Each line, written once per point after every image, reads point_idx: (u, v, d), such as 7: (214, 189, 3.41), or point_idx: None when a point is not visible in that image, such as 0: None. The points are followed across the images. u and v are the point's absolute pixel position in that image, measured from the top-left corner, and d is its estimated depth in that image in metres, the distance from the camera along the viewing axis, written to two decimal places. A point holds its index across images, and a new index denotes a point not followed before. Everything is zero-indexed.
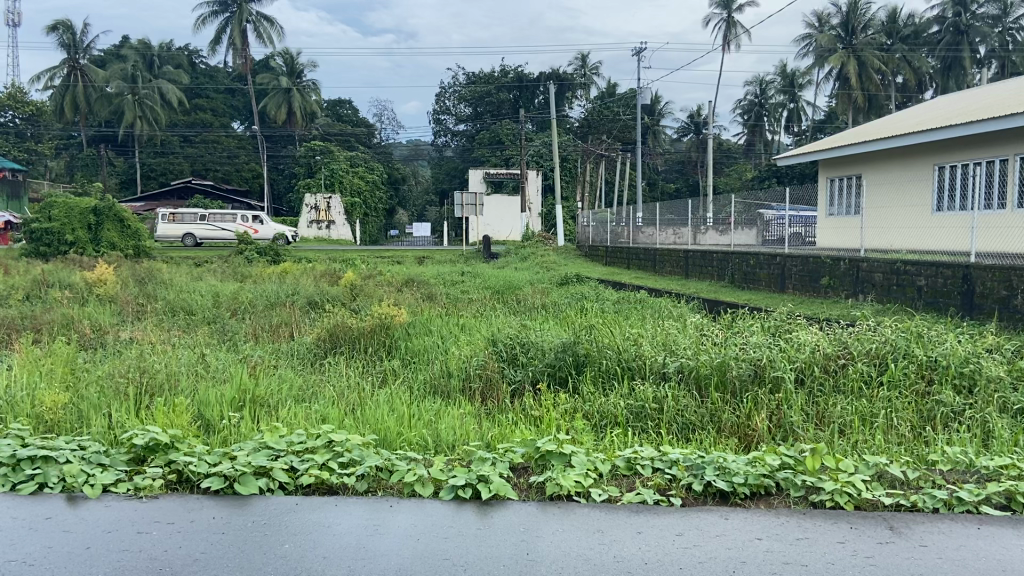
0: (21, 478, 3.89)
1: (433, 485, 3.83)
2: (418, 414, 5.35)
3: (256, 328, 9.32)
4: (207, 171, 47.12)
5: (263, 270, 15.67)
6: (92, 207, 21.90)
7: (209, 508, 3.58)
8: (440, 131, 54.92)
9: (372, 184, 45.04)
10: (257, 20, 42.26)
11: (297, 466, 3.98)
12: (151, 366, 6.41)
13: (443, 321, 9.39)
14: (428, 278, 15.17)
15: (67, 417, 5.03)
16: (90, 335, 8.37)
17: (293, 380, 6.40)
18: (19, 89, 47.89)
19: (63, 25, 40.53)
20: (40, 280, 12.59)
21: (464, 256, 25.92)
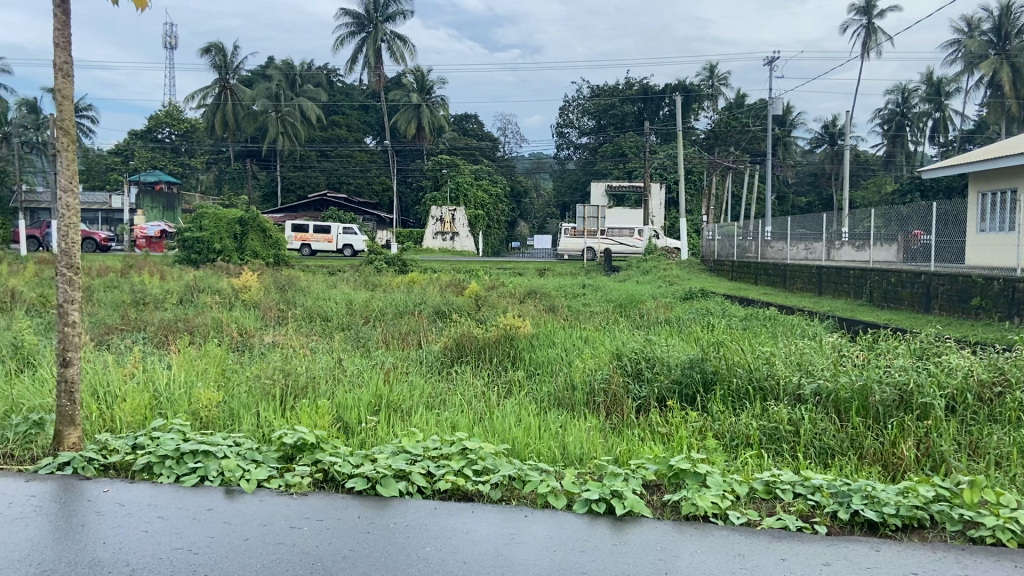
0: (185, 471, 4.19)
1: (567, 497, 3.86)
2: (546, 425, 5.40)
3: (386, 335, 9.67)
4: (341, 184, 49.35)
5: (394, 279, 16.27)
6: (239, 218, 23.44)
7: (354, 508, 3.76)
8: (563, 144, 55.13)
9: (495, 197, 45.98)
10: (392, 39, 43.98)
11: (434, 471, 4.12)
12: (293, 368, 6.79)
13: (567, 333, 9.42)
14: (551, 290, 15.20)
15: (220, 416, 5.40)
16: (238, 338, 8.97)
17: (423, 388, 6.60)
18: (177, 108, 51.92)
19: (217, 47, 43.43)
20: (194, 285, 13.59)
21: (585, 269, 25.98)
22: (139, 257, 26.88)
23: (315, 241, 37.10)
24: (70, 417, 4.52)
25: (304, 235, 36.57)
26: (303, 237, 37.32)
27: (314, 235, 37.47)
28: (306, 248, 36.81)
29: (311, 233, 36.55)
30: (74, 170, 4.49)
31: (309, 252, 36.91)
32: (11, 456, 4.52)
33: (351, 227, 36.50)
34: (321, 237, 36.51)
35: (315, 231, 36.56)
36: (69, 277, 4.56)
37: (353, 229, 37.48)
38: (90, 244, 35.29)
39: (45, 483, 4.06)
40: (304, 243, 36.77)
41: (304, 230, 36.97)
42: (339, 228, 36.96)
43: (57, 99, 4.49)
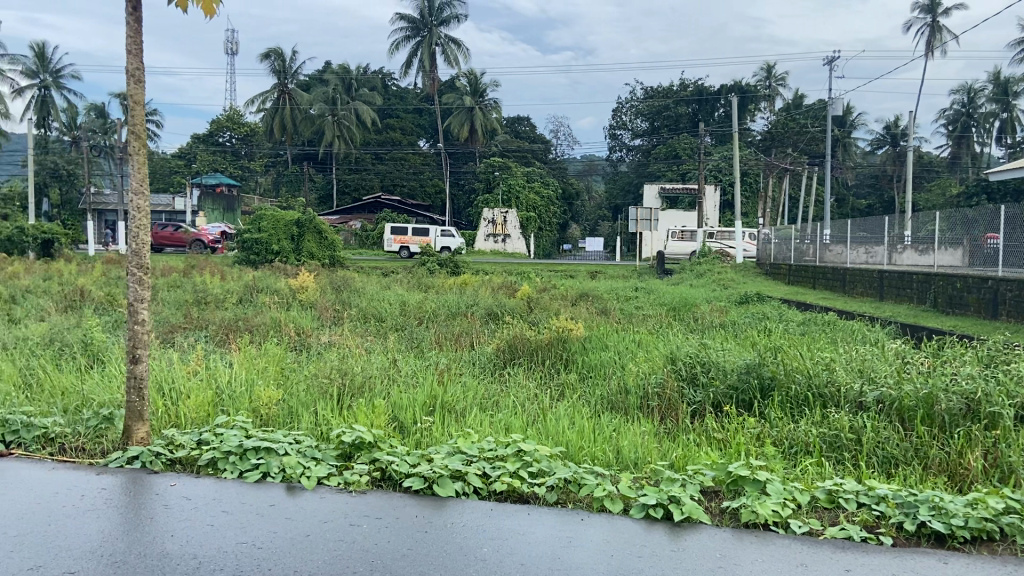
0: (248, 467, 4.29)
1: (623, 502, 3.84)
2: (600, 429, 5.38)
3: (440, 336, 9.75)
4: (395, 187, 49.99)
5: (446, 281, 16.40)
6: (296, 220, 23.88)
7: (411, 507, 3.81)
8: (615, 146, 54.85)
9: (547, 199, 46.02)
10: (446, 42, 44.37)
11: (489, 472, 4.14)
12: (349, 368, 6.89)
13: (621, 336, 9.37)
14: (602, 293, 15.15)
15: (280, 413, 5.52)
16: (296, 338, 9.15)
17: (477, 389, 6.64)
18: (237, 112, 53.13)
19: (276, 52, 44.36)
20: (252, 285, 13.92)
21: (637, 272, 25.79)
22: (202, 257, 27.71)
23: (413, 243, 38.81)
24: (138, 413, 4.67)
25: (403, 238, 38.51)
26: (401, 239, 39.34)
27: (412, 237, 39.43)
28: (404, 250, 38.76)
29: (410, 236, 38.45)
30: (144, 173, 4.63)
31: (406, 254, 38.83)
32: (82, 449, 4.68)
33: (447, 230, 38.24)
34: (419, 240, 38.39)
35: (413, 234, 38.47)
36: (139, 277, 4.69)
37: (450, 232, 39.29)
38: (200, 245, 36.94)
39: (115, 476, 4.20)
40: (403, 245, 38.76)
41: (402, 232, 38.98)
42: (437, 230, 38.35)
43: (130, 105, 4.63)
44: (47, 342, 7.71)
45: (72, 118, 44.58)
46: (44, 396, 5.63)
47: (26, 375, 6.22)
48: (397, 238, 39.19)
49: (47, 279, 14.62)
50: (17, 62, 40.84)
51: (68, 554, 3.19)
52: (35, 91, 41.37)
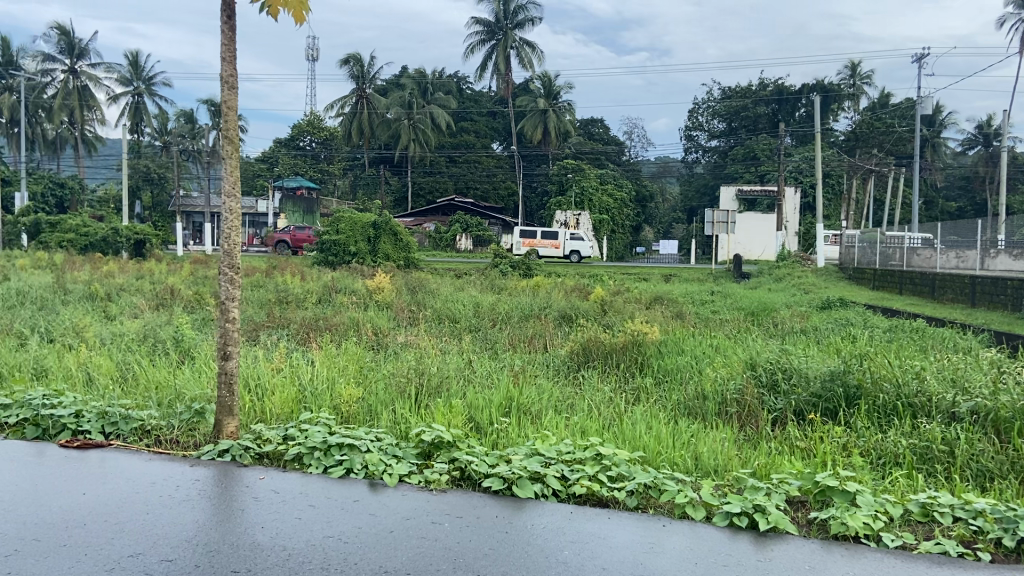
0: (332, 463, 4.40)
1: (705, 509, 3.78)
2: (677, 434, 5.30)
3: (514, 338, 9.78)
4: (468, 189, 50.59)
5: (518, 283, 16.42)
6: (372, 222, 24.28)
7: (491, 507, 3.84)
8: (690, 148, 54.06)
9: (620, 201, 45.76)
10: (521, 45, 44.56)
11: (568, 475, 4.13)
12: (426, 368, 6.98)
13: (698, 341, 9.21)
14: (678, 296, 14.94)
15: (361, 412, 5.64)
16: (373, 337, 9.32)
17: (552, 392, 6.62)
18: (317, 117, 54.37)
19: (354, 58, 45.32)
20: (330, 286, 14.23)
21: (714, 276, 25.34)
22: (284, 258, 28.53)
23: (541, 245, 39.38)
24: (229, 407, 4.85)
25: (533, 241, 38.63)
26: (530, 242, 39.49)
27: (540, 240, 39.55)
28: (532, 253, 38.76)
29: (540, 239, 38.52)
30: (236, 177, 4.82)
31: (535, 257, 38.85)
32: (176, 442, 4.87)
33: (577, 235, 38.12)
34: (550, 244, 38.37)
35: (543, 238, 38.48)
36: (230, 277, 4.87)
37: (582, 236, 39.26)
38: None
39: (207, 468, 4.37)
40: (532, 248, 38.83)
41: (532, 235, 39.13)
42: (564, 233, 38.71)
43: (223, 110, 4.81)
44: (142, 339, 8.06)
45: (163, 123, 46.58)
46: (140, 391, 5.90)
47: (123, 369, 6.52)
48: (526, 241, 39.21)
49: (138, 278, 15.14)
50: (112, 70, 42.83)
51: (167, 541, 3.31)
52: (129, 98, 43.31)
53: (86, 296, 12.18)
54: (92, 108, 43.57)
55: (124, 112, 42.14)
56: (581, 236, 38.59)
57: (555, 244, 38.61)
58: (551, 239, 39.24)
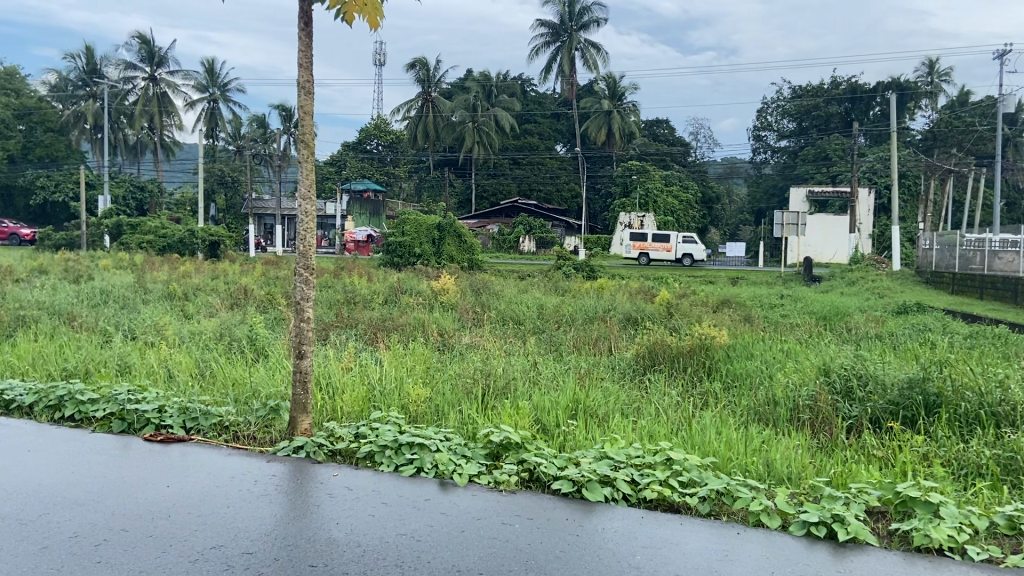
0: (403, 461, 4.46)
1: (780, 518, 3.69)
2: (748, 439, 5.20)
3: (578, 340, 9.74)
4: (532, 192, 50.78)
5: (583, 285, 16.33)
6: (437, 224, 24.50)
7: (562, 509, 3.83)
8: (759, 148, 53.09)
9: (686, 203, 45.16)
10: (586, 47, 44.41)
11: (638, 479, 4.10)
12: (492, 369, 7.01)
13: (768, 345, 9.01)
14: (746, 299, 14.66)
15: (428, 411, 5.70)
16: (439, 338, 9.42)
17: (619, 395, 6.57)
18: (383, 121, 54.73)
19: (420, 62, 46.09)
20: (396, 287, 14.44)
21: (783, 279, 24.75)
22: (352, 259, 28.99)
23: (653, 249, 38.02)
24: (303, 405, 4.97)
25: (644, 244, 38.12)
26: (641, 246, 38.95)
27: (651, 243, 39.02)
28: (644, 257, 38.18)
29: (651, 241, 37.97)
30: (312, 181, 4.93)
31: (647, 261, 38.27)
32: (253, 437, 5.01)
33: (689, 236, 37.41)
34: (662, 246, 37.82)
35: (654, 241, 37.92)
36: (306, 277, 4.97)
37: (693, 238, 38.66)
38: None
39: (283, 465, 4.48)
40: (643, 251, 38.29)
41: (643, 238, 38.60)
42: (677, 236, 37.33)
43: (300, 115, 4.92)
44: (218, 338, 8.32)
45: (236, 128, 48.02)
46: (217, 387, 6.09)
47: (202, 366, 6.76)
48: (637, 245, 38.71)
49: (213, 279, 15.58)
50: (189, 78, 44.37)
51: (246, 535, 3.40)
52: (205, 104, 44.83)
53: (165, 296, 12.66)
54: (170, 115, 45.15)
55: (200, 118, 43.59)
56: (692, 237, 38.04)
57: (666, 246, 37.91)
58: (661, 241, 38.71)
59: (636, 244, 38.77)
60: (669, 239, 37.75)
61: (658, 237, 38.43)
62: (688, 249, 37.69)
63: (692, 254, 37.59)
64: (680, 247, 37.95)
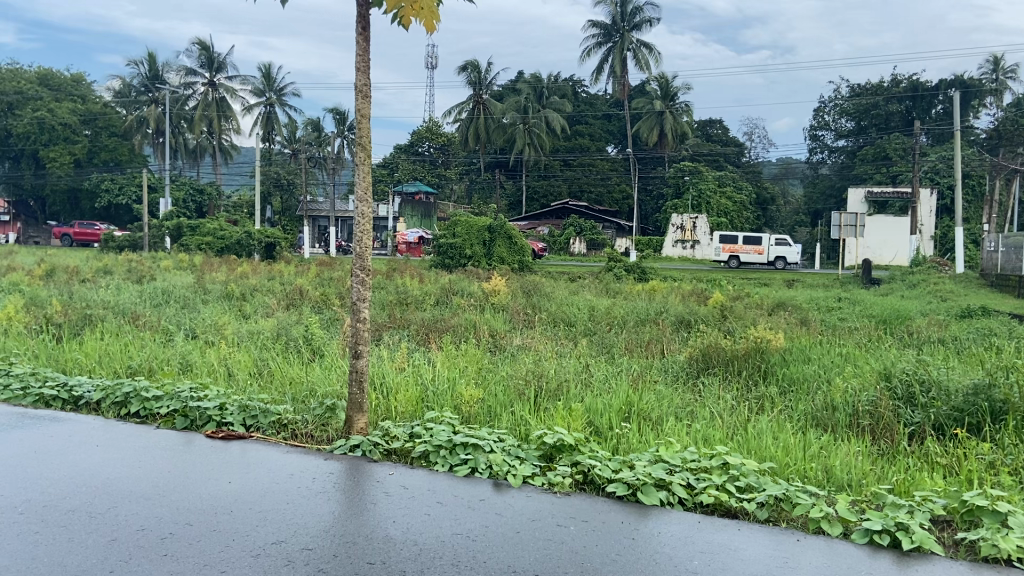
0: (457, 461, 4.49)
1: (841, 525, 3.60)
2: (806, 445, 5.08)
3: (630, 342, 9.67)
4: (583, 193, 50.64)
5: (634, 288, 16.24)
6: (488, 225, 24.68)
7: (616, 512, 3.81)
8: (816, 148, 52.09)
9: (739, 205, 44.41)
10: (638, 47, 44.10)
11: (694, 483, 4.04)
12: (544, 371, 7.00)
13: (825, 349, 8.80)
14: (801, 302, 14.41)
15: (481, 412, 5.72)
16: (490, 339, 9.45)
17: (672, 398, 6.49)
18: (435, 123, 55.05)
19: (472, 65, 46.80)
20: (448, 288, 14.58)
21: (840, 282, 24.21)
22: (405, 259, 29.29)
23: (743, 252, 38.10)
24: (358, 404, 5.03)
25: (734, 246, 38.04)
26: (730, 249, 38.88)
27: (738, 247, 38.99)
28: (733, 259, 38.11)
29: (743, 244, 37.96)
30: (368, 182, 4.99)
31: (737, 264, 38.21)
32: (311, 435, 5.11)
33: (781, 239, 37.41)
34: (753, 249, 37.80)
35: (745, 243, 37.87)
36: (362, 278, 5.05)
37: (782, 241, 38.58)
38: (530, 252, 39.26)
39: (340, 463, 4.55)
40: (733, 254, 38.19)
41: (732, 241, 38.45)
42: (769, 239, 37.47)
43: (357, 119, 5.00)
44: (276, 337, 8.48)
45: (292, 132, 48.91)
46: (274, 387, 6.20)
47: (260, 365, 6.92)
48: (726, 247, 38.72)
49: (271, 279, 15.98)
50: (247, 82, 45.34)
51: (305, 531, 3.46)
52: (262, 109, 45.84)
53: (224, 296, 13.01)
54: (229, 119, 46.25)
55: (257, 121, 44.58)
56: (783, 242, 38.09)
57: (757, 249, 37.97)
58: (750, 244, 38.69)
59: (725, 247, 38.67)
60: (761, 242, 37.79)
61: (747, 241, 38.41)
62: (781, 252, 37.73)
63: (784, 257, 37.71)
64: (771, 251, 37.94)
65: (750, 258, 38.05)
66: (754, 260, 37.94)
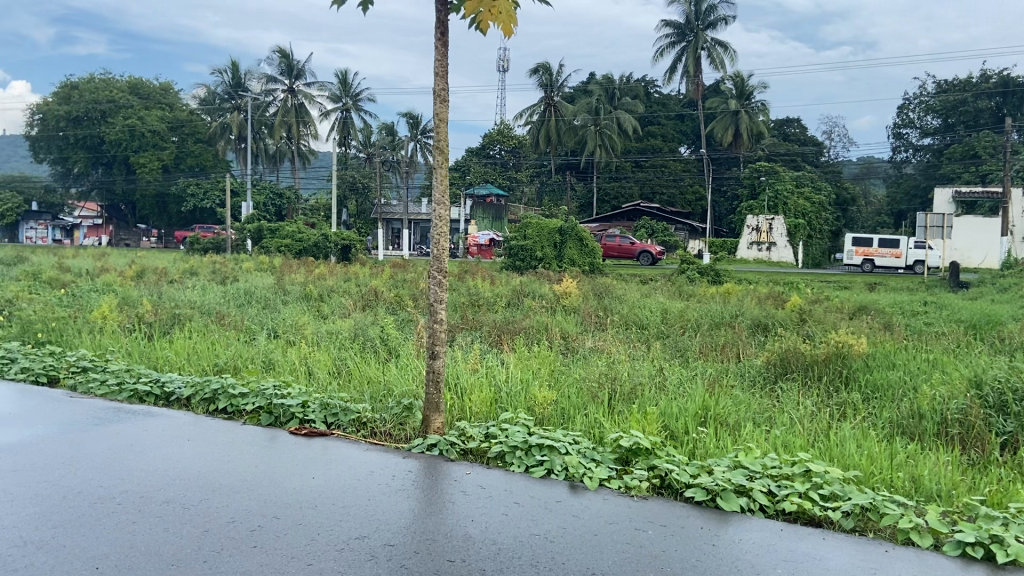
0: (533, 462, 4.51)
1: (932, 537, 3.48)
2: (891, 453, 4.91)
3: (704, 346, 9.51)
4: (655, 194, 50.11)
5: (708, 290, 15.98)
6: (559, 228, 24.73)
7: (695, 518, 3.75)
8: (900, 146, 50.17)
9: (818, 205, 42.75)
10: (712, 46, 43.36)
11: (776, 490, 3.96)
12: (618, 374, 6.94)
13: (910, 355, 8.48)
14: (884, 306, 13.91)
15: (555, 414, 5.73)
16: (561, 342, 9.44)
17: (750, 403, 6.36)
18: (507, 126, 55.36)
19: (544, 67, 46.90)
20: (520, 290, 14.65)
21: (926, 285, 23.23)
22: (478, 261, 29.57)
23: (879, 256, 35.62)
24: (435, 404, 5.11)
25: (869, 250, 35.33)
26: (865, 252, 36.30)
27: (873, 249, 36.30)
28: (867, 263, 35.48)
29: (878, 248, 35.32)
30: (446, 184, 5.06)
31: (871, 268, 35.48)
32: (389, 434, 5.21)
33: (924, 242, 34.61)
34: (890, 254, 35.00)
35: (881, 247, 35.15)
36: (439, 280, 5.12)
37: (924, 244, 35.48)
38: (647, 257, 38.33)
39: (417, 461, 4.63)
40: (866, 258, 35.49)
41: (866, 244, 35.98)
42: (911, 242, 34.97)
43: (435, 122, 5.07)
44: (353, 337, 8.66)
45: (367, 136, 49.85)
46: (352, 386, 6.34)
47: (339, 364, 7.09)
48: (858, 250, 36.04)
49: (348, 281, 16.43)
50: (324, 88, 46.53)
51: (386, 527, 3.54)
52: (338, 114, 46.88)
53: (303, 296, 13.44)
54: (307, 124, 47.52)
55: (334, 126, 45.63)
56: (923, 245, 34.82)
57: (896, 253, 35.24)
58: (887, 248, 35.85)
59: (858, 250, 36.00)
60: (897, 245, 34.93)
61: (883, 243, 35.82)
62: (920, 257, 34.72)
63: (925, 262, 34.43)
64: (911, 255, 35.12)
65: (886, 263, 35.40)
66: (891, 264, 35.19)
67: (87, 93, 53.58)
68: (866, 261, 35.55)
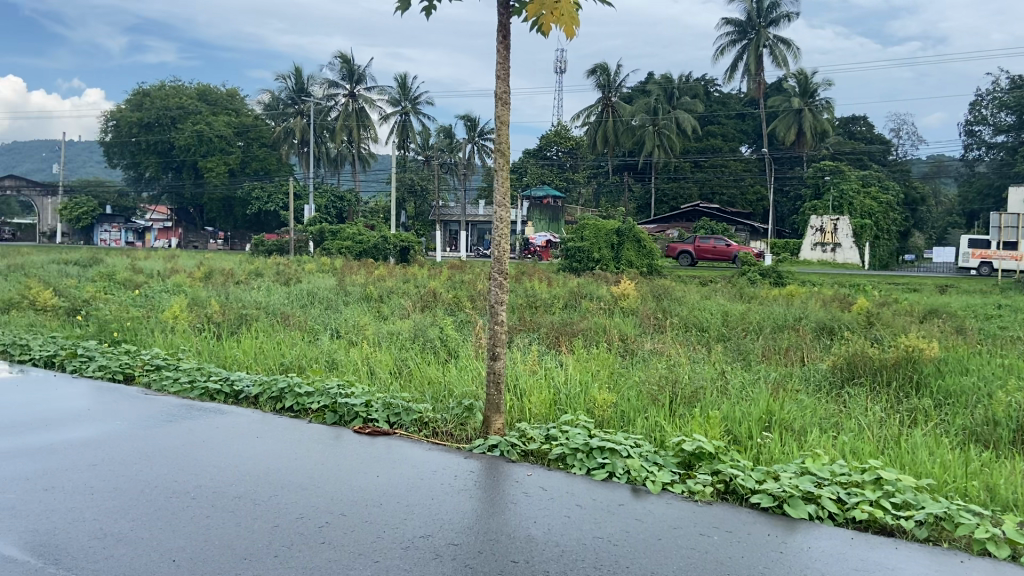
0: (595, 465, 4.49)
1: (1009, 548, 3.34)
2: (967, 462, 4.73)
3: (767, 349, 9.32)
4: (714, 195, 49.39)
5: (770, 292, 15.69)
6: (616, 228, 24.60)
7: (762, 525, 3.69)
8: (972, 144, 48.38)
9: (886, 205, 41.54)
10: (775, 43, 42.56)
11: (845, 498, 3.86)
12: (678, 376, 6.85)
13: (985, 361, 8.15)
14: (955, 309, 13.42)
15: (614, 417, 5.69)
16: (620, 344, 9.37)
17: (815, 408, 6.21)
18: (564, 127, 55.28)
19: (602, 67, 46.76)
20: (577, 291, 14.61)
21: (1000, 288, 22.36)
22: (535, 263, 29.64)
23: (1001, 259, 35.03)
24: (496, 405, 5.13)
25: (986, 253, 35.15)
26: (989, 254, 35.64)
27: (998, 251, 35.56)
28: (985, 266, 35.31)
29: (994, 249, 34.75)
30: (507, 187, 5.07)
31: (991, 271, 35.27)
32: (450, 434, 5.26)
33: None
34: (1005, 255, 34.51)
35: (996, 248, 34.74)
36: (500, 282, 5.15)
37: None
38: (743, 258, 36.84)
39: (479, 462, 4.66)
40: (986, 261, 35.32)
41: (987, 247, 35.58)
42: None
43: (497, 125, 5.11)
44: (413, 338, 8.76)
45: (425, 139, 50.35)
46: (414, 386, 6.41)
47: (400, 364, 7.17)
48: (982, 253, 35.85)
49: (407, 282, 16.67)
50: (384, 93, 47.21)
51: (450, 527, 3.57)
52: (397, 117, 47.50)
53: (363, 297, 13.68)
54: (367, 128, 48.32)
55: (393, 130, 46.26)
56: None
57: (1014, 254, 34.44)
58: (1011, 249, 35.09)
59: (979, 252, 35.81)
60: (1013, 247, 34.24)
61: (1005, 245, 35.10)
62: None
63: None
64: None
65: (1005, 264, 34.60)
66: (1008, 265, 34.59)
67: (158, 100, 55.50)
68: (983, 263, 35.14)
